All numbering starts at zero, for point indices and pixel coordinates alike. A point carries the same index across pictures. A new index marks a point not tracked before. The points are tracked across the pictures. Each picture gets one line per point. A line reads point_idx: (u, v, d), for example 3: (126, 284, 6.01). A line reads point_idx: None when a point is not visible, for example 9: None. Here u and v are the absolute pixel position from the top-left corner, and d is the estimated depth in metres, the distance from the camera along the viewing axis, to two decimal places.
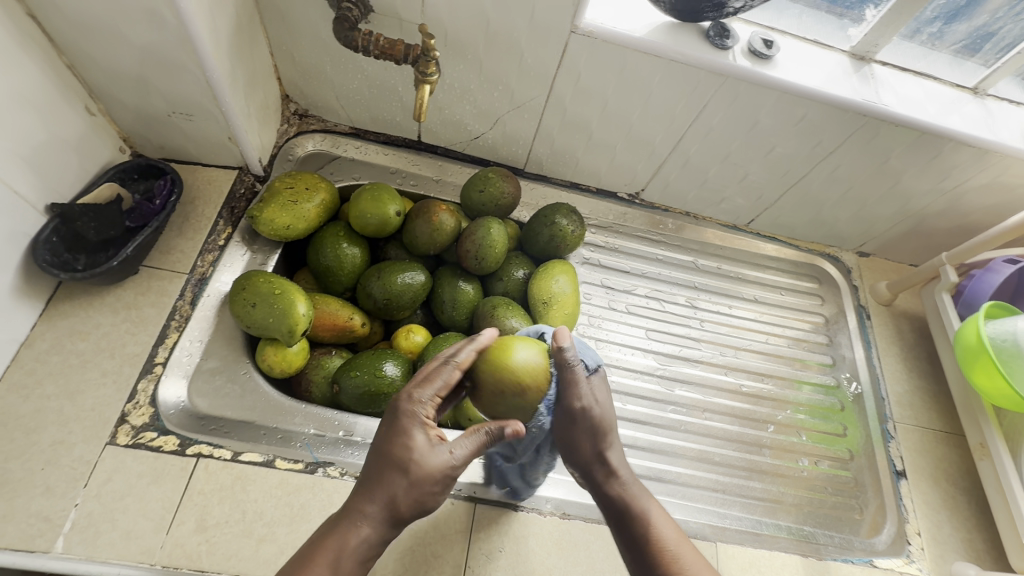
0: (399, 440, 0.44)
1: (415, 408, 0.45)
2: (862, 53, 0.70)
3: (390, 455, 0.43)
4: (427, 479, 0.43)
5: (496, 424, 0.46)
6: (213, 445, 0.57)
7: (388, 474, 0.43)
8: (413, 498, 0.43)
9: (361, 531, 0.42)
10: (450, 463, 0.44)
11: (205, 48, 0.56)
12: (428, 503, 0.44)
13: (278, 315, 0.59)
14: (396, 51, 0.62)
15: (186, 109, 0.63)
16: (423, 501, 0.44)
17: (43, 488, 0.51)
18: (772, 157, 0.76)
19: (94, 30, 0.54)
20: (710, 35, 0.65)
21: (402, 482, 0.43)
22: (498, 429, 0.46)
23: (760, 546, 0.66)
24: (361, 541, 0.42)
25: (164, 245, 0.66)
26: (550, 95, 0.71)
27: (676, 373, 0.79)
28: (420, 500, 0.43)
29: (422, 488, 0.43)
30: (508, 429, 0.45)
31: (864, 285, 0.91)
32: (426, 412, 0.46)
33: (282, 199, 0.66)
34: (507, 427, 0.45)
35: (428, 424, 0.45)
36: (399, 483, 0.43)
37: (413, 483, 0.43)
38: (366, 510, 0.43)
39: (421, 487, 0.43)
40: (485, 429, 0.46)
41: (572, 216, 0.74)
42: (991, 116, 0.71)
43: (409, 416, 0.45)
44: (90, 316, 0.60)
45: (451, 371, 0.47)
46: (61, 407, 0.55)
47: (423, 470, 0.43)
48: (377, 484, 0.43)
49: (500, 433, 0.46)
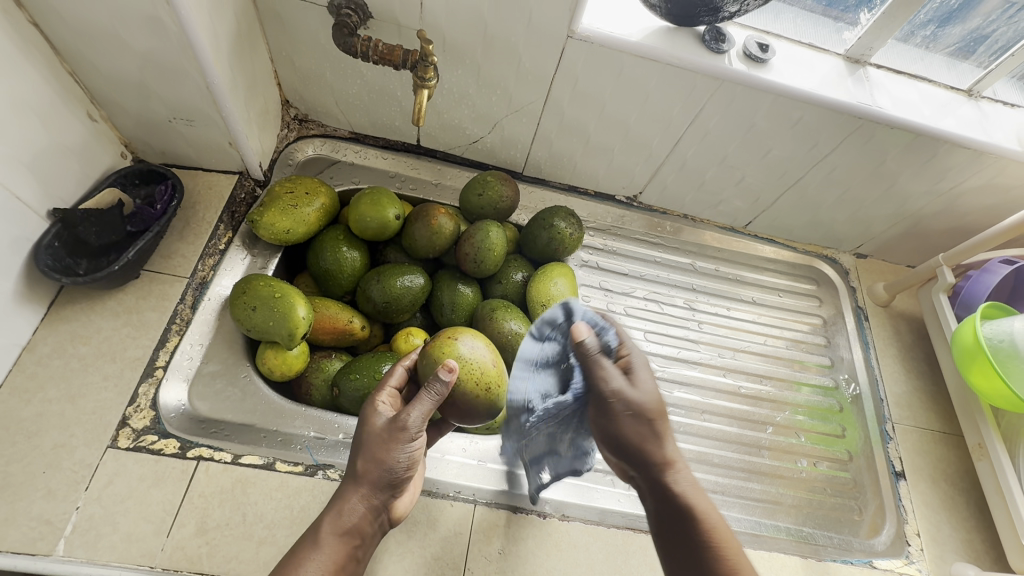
0: (361, 422, 0.49)
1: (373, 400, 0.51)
2: (857, 56, 0.71)
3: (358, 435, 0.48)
4: (378, 437, 0.47)
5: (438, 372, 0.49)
6: (213, 448, 0.57)
7: (352, 451, 0.48)
8: (370, 459, 0.46)
9: (335, 506, 0.45)
10: (396, 420, 0.47)
11: (206, 54, 0.56)
12: (388, 462, 0.46)
13: (278, 319, 0.59)
14: (394, 56, 0.62)
15: (186, 115, 0.64)
16: (382, 461, 0.46)
17: (45, 491, 0.52)
18: (769, 160, 0.77)
19: (95, 36, 0.54)
20: (705, 40, 0.65)
21: (359, 449, 0.47)
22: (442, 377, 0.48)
23: (760, 547, 0.66)
24: (334, 516, 0.45)
25: (165, 249, 0.66)
26: (548, 99, 0.72)
27: (675, 375, 0.79)
28: (377, 460, 0.46)
29: (376, 448, 0.46)
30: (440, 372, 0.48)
31: (861, 286, 0.91)
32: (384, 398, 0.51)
33: (282, 203, 0.67)
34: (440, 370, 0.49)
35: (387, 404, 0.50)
36: (357, 451, 0.47)
37: (367, 446, 0.47)
38: (340, 488, 0.46)
39: (374, 448, 0.46)
40: (429, 384, 0.48)
41: (570, 219, 0.74)
42: (985, 118, 0.71)
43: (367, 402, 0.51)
44: (91, 320, 0.61)
45: (400, 370, 0.54)
46: (62, 411, 0.55)
47: (373, 432, 0.47)
48: (346, 464, 0.48)
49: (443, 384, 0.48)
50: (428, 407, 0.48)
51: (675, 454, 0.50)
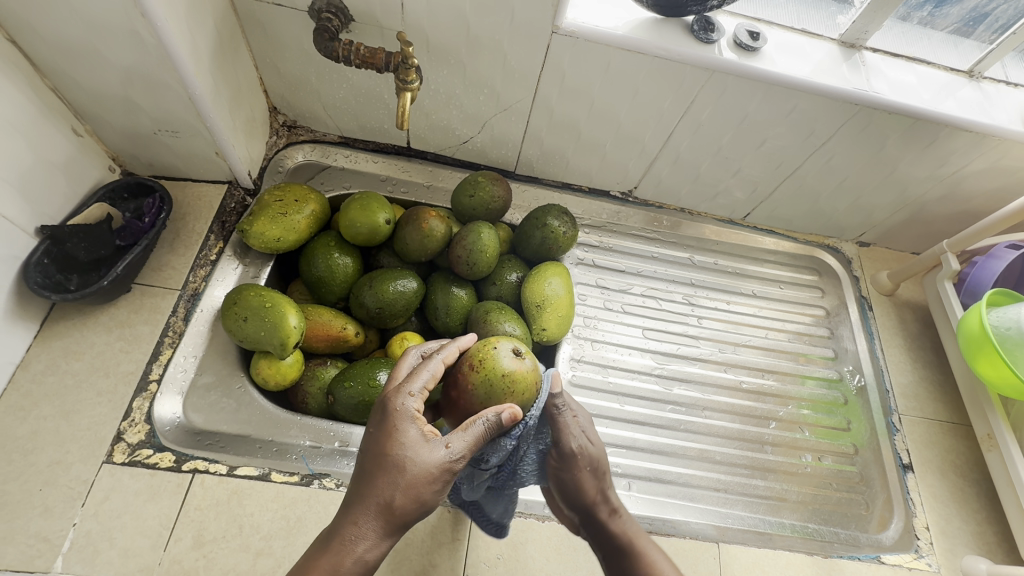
0: (393, 442, 0.43)
1: (404, 404, 0.45)
2: (852, 41, 0.69)
3: (385, 453, 0.42)
4: (428, 476, 0.42)
5: (492, 411, 0.45)
6: (209, 460, 0.57)
7: (382, 480, 0.41)
8: (410, 497, 0.41)
9: (357, 545, 0.40)
10: (450, 460, 0.43)
11: (185, 65, 0.56)
12: (430, 503, 0.42)
13: (270, 329, 0.59)
14: (376, 59, 0.61)
15: (171, 126, 0.64)
16: (423, 502, 0.42)
17: (42, 508, 0.52)
18: (764, 150, 0.75)
19: (73, 50, 0.54)
20: (694, 30, 0.64)
21: (397, 484, 0.41)
22: (494, 417, 0.45)
23: (765, 545, 0.65)
24: (357, 556, 0.40)
25: (155, 262, 0.66)
26: (536, 97, 0.70)
27: (674, 372, 0.78)
28: (418, 502, 0.42)
29: (420, 488, 0.42)
30: (506, 416, 0.45)
31: (865, 275, 0.89)
32: (416, 407, 0.45)
33: (271, 211, 0.66)
34: (503, 413, 0.45)
35: (421, 419, 0.44)
36: (394, 483, 0.41)
37: (410, 483, 0.41)
38: (360, 522, 0.41)
39: (417, 488, 0.41)
40: (484, 415, 0.45)
41: (564, 217, 0.73)
42: (987, 99, 0.69)
43: (400, 415, 0.44)
44: (84, 335, 0.61)
45: (436, 364, 0.49)
46: (57, 427, 0.56)
47: (421, 468, 0.42)
48: (372, 492, 0.41)
49: (497, 421, 0.45)
50: (474, 443, 0.44)
51: (617, 499, 0.58)
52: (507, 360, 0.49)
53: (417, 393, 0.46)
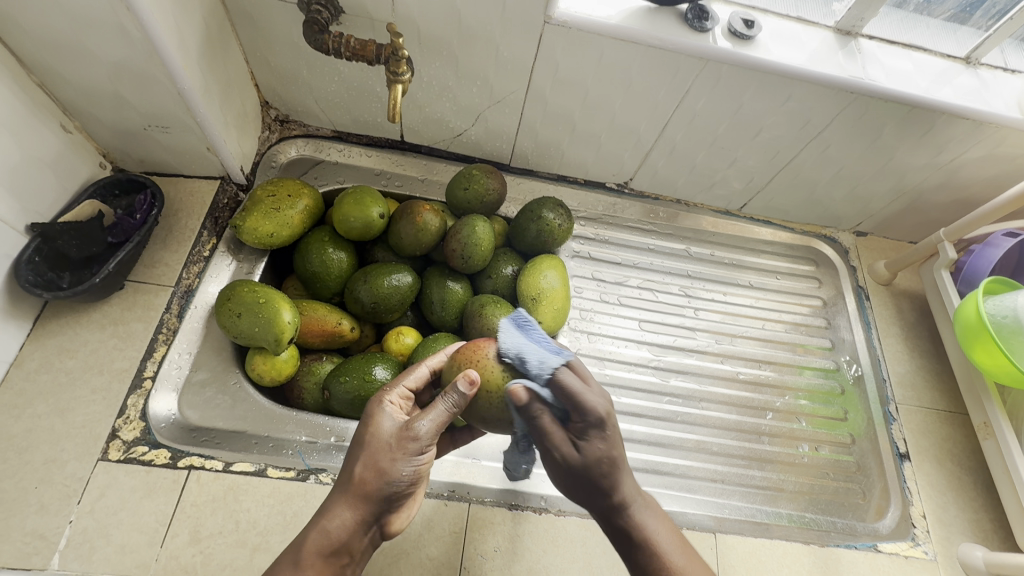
0: (363, 423, 0.46)
1: (380, 393, 0.48)
2: (848, 28, 0.68)
3: (356, 433, 0.46)
4: (385, 443, 0.44)
5: (452, 385, 0.45)
6: (205, 457, 0.57)
7: (348, 455, 0.45)
8: (369, 466, 0.43)
9: (324, 516, 0.42)
10: (407, 428, 0.44)
11: (173, 59, 0.55)
12: (390, 473, 0.43)
13: (264, 325, 0.59)
14: (367, 52, 0.61)
15: (161, 122, 0.63)
16: (384, 471, 0.43)
17: (38, 506, 0.52)
18: (760, 140, 0.75)
19: (59, 45, 0.53)
20: (687, 18, 0.63)
21: (359, 456, 0.44)
22: (452, 389, 0.44)
23: (762, 534, 0.65)
24: (322, 529, 0.42)
25: (148, 259, 0.66)
26: (530, 88, 0.70)
27: (671, 364, 0.78)
28: (377, 470, 0.43)
29: (378, 456, 0.43)
30: (462, 380, 0.44)
31: (862, 265, 0.89)
32: (390, 393, 0.48)
33: (264, 207, 0.66)
34: (459, 381, 0.44)
35: (392, 403, 0.47)
36: (357, 457, 0.44)
37: (369, 452, 0.44)
38: (330, 497, 0.43)
39: (376, 456, 0.43)
40: (445, 391, 0.45)
41: (559, 210, 0.73)
42: (984, 86, 0.69)
43: (373, 401, 0.48)
44: (78, 333, 0.61)
45: (422, 369, 0.51)
46: (52, 425, 0.55)
47: (379, 437, 0.44)
48: (341, 468, 0.44)
49: (457, 393, 0.44)
50: (436, 415, 0.44)
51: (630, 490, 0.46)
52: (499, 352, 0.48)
53: (394, 385, 0.49)
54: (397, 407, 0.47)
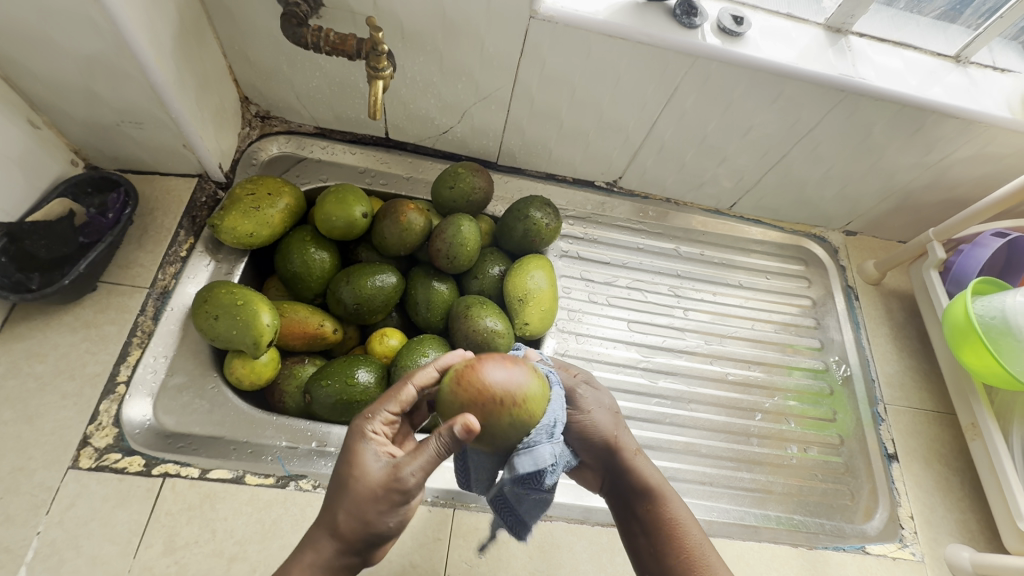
0: (344, 460, 0.43)
1: (362, 423, 0.44)
2: (838, 26, 0.68)
3: (337, 471, 0.43)
4: (372, 493, 0.41)
5: (446, 425, 0.41)
6: (180, 464, 0.55)
7: (330, 497, 0.42)
8: (354, 516, 0.41)
9: (306, 558, 0.41)
10: (394, 475, 0.41)
11: (144, 53, 0.53)
12: (376, 523, 0.41)
13: (242, 328, 0.57)
14: (347, 46, 0.59)
15: (134, 117, 0.61)
16: (369, 521, 0.41)
17: (4, 517, 0.50)
18: (750, 139, 0.74)
19: (23, 37, 0.51)
20: (676, 14, 0.62)
21: (342, 502, 0.41)
22: (445, 431, 0.40)
23: (750, 538, 0.65)
24: (301, 573, 0.40)
25: (122, 259, 0.64)
26: (516, 84, 0.68)
27: (660, 365, 0.77)
28: (363, 519, 0.41)
29: (363, 506, 0.41)
30: (458, 426, 0.40)
31: (851, 265, 0.89)
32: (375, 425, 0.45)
33: (243, 206, 0.64)
34: (455, 424, 0.40)
35: (379, 439, 0.44)
36: (340, 502, 0.41)
37: (353, 500, 0.41)
38: (312, 535, 0.42)
39: (360, 504, 0.41)
40: (438, 431, 0.41)
41: (546, 209, 0.72)
42: (974, 85, 0.68)
43: (355, 433, 0.44)
44: (48, 336, 0.58)
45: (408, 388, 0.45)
46: (19, 433, 0.54)
47: (364, 483, 0.41)
48: (322, 508, 0.42)
49: (451, 434, 0.40)
50: (428, 462, 0.41)
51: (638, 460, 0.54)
52: (499, 372, 0.43)
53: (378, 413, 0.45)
54: (383, 441, 0.44)
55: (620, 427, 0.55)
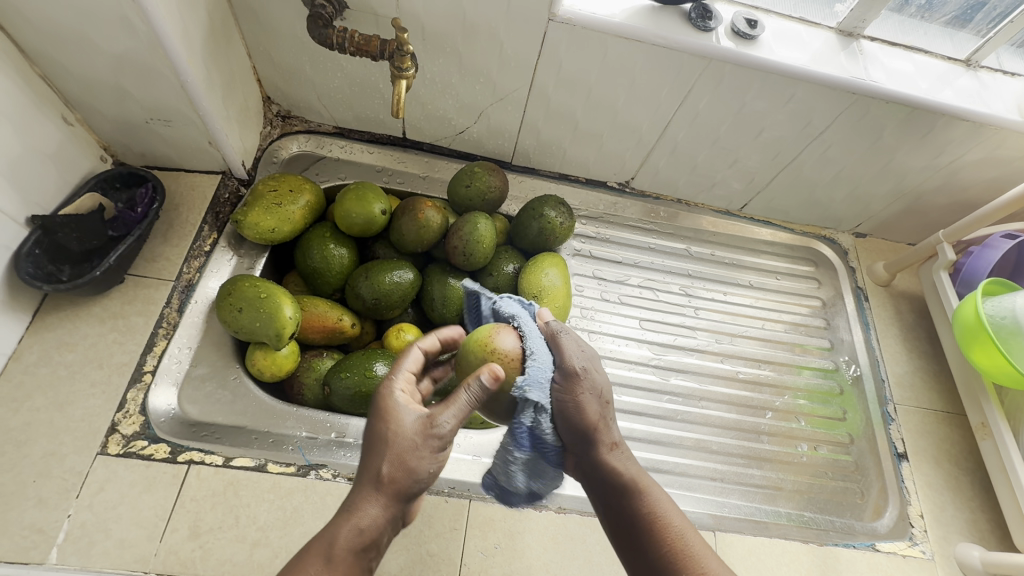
0: (380, 416, 0.45)
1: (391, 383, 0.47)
2: (850, 29, 0.69)
3: (373, 429, 0.44)
4: (412, 440, 0.43)
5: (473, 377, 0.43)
6: (204, 452, 0.57)
7: (372, 450, 0.43)
8: (396, 464, 0.42)
9: (352, 513, 0.41)
10: (429, 423, 0.43)
11: (177, 52, 0.55)
12: (419, 470, 0.42)
13: (265, 320, 0.58)
14: (371, 47, 0.61)
15: (163, 115, 0.63)
16: (411, 469, 0.42)
17: (36, 500, 0.52)
18: (762, 140, 0.75)
19: (61, 36, 0.53)
20: (691, 17, 0.63)
21: (384, 453, 0.42)
22: (476, 382, 0.43)
23: (761, 533, 0.65)
24: (354, 527, 0.41)
25: (148, 253, 0.66)
26: (533, 85, 0.70)
27: (671, 363, 0.78)
28: (407, 469, 0.42)
29: (405, 455, 0.42)
30: (485, 375, 0.42)
31: (861, 267, 0.89)
32: (404, 385, 0.47)
33: (266, 202, 0.66)
34: (482, 375, 0.43)
35: (409, 398, 0.46)
36: (381, 455, 0.42)
37: (396, 451, 0.42)
38: (357, 492, 0.42)
39: (402, 453, 0.42)
40: (466, 383, 0.43)
41: (561, 207, 0.73)
42: (984, 89, 0.69)
43: (385, 393, 0.46)
44: (77, 327, 0.60)
45: (418, 353, 0.50)
46: (50, 419, 0.55)
47: (402, 435, 0.43)
48: (364, 464, 0.43)
49: (479, 385, 0.43)
50: (460, 410, 0.43)
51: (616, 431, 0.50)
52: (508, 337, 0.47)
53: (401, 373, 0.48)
54: (412, 398, 0.46)
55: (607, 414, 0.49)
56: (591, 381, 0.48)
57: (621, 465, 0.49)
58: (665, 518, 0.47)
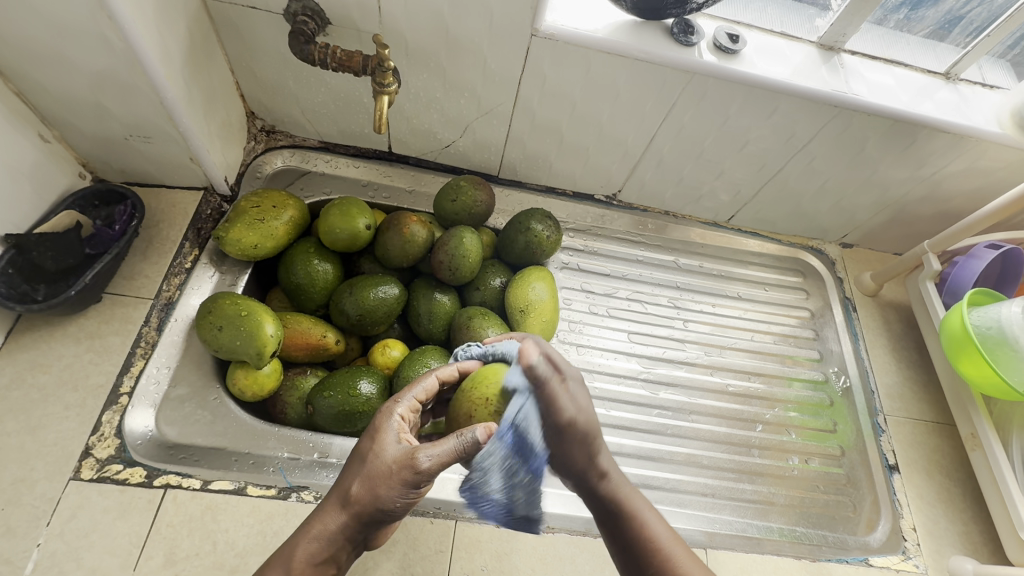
0: (368, 436, 0.44)
1: (391, 407, 0.46)
2: (830, 44, 0.69)
3: (358, 447, 0.44)
4: (386, 470, 0.41)
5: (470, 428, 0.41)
6: (182, 475, 0.55)
7: (349, 467, 0.43)
8: (363, 488, 0.41)
9: (315, 527, 0.41)
10: (407, 457, 0.41)
11: (155, 69, 0.55)
12: (384, 501, 0.41)
13: (245, 338, 0.57)
14: (353, 63, 0.60)
15: (143, 131, 0.62)
16: (377, 497, 0.41)
17: (4, 529, 0.50)
18: (747, 153, 0.75)
19: (37, 54, 0.52)
20: (674, 32, 0.64)
21: (356, 473, 0.41)
22: (470, 434, 0.41)
23: (753, 550, 0.64)
24: (312, 539, 0.41)
25: (127, 270, 0.65)
26: (517, 100, 0.70)
27: (661, 377, 0.77)
28: (374, 495, 0.40)
29: (375, 481, 0.41)
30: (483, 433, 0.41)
31: (849, 277, 0.89)
32: (402, 413, 0.46)
33: (248, 218, 0.65)
34: (478, 429, 0.41)
35: (401, 431, 0.44)
36: (353, 474, 0.42)
37: (368, 473, 0.41)
38: (326, 505, 0.42)
39: (372, 478, 0.41)
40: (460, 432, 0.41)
41: (547, 221, 0.73)
42: (964, 101, 0.70)
43: (385, 414, 0.45)
44: (51, 347, 0.59)
45: (429, 380, 0.50)
46: (21, 444, 0.54)
47: (378, 460, 0.41)
48: (339, 478, 0.43)
49: (472, 440, 0.41)
50: (444, 455, 0.40)
51: (609, 459, 0.47)
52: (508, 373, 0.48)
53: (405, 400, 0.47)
54: (405, 428, 0.45)
55: (598, 445, 0.46)
56: (579, 419, 0.45)
57: (617, 493, 0.46)
58: (660, 541, 0.45)
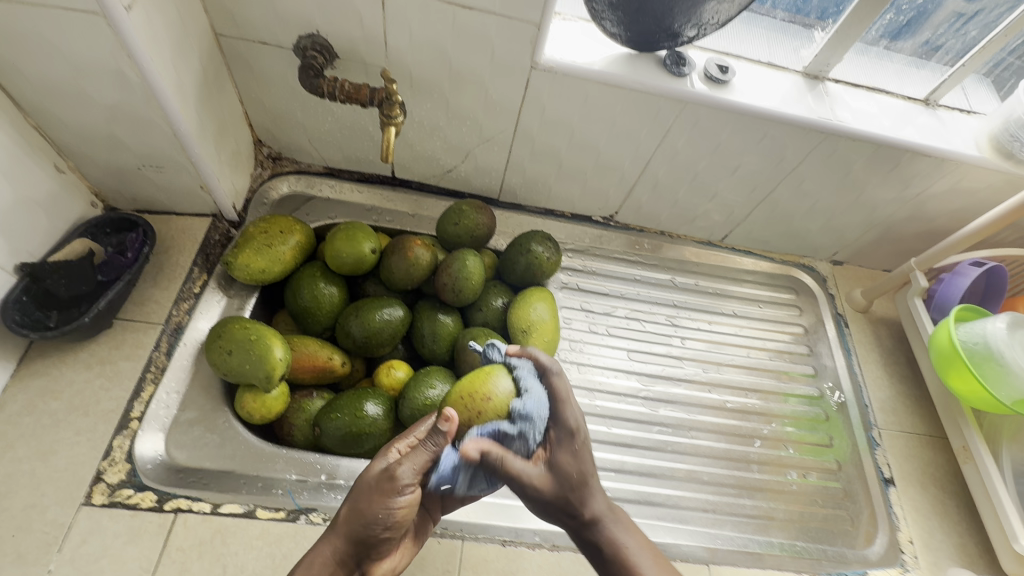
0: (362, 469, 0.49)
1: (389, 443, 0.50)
2: (815, 72, 0.73)
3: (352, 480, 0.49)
4: (369, 484, 0.45)
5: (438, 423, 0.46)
6: (192, 499, 0.56)
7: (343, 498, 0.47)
8: (351, 506, 0.45)
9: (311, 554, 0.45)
10: (388, 469, 0.45)
11: (170, 103, 0.57)
12: (371, 514, 0.44)
13: (255, 362, 0.58)
14: (361, 95, 0.63)
15: (155, 161, 0.64)
16: (364, 513, 0.44)
17: (15, 555, 0.50)
18: (738, 176, 0.78)
19: (57, 90, 0.55)
20: (667, 64, 0.67)
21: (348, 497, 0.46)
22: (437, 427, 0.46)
23: (755, 565, 0.65)
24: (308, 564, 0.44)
25: (138, 296, 0.66)
26: (518, 128, 0.72)
27: (660, 394, 0.79)
28: (359, 511, 0.45)
29: (360, 496, 0.45)
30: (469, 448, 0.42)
31: (840, 293, 0.92)
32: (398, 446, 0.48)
33: (256, 243, 0.66)
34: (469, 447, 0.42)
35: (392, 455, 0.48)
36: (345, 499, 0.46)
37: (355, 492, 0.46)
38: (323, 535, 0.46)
39: (358, 496, 0.45)
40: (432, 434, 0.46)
41: (547, 243, 0.75)
42: (944, 126, 0.73)
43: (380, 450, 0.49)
44: (63, 373, 0.60)
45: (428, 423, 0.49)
46: (33, 470, 0.54)
47: (363, 481, 0.46)
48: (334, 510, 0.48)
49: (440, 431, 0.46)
50: (419, 459, 0.45)
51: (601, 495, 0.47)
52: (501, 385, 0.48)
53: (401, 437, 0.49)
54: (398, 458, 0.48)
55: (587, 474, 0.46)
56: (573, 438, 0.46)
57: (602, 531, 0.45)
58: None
